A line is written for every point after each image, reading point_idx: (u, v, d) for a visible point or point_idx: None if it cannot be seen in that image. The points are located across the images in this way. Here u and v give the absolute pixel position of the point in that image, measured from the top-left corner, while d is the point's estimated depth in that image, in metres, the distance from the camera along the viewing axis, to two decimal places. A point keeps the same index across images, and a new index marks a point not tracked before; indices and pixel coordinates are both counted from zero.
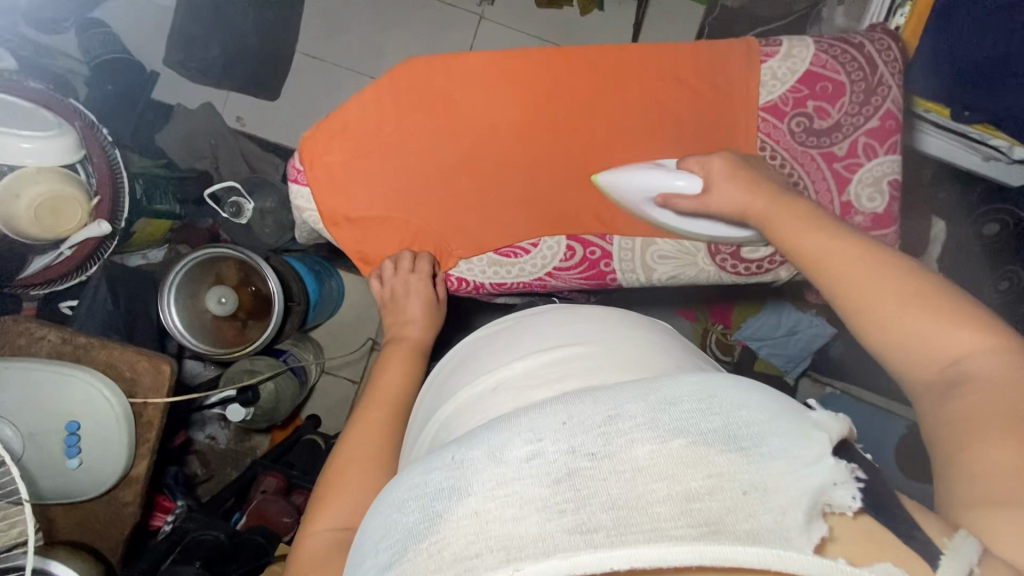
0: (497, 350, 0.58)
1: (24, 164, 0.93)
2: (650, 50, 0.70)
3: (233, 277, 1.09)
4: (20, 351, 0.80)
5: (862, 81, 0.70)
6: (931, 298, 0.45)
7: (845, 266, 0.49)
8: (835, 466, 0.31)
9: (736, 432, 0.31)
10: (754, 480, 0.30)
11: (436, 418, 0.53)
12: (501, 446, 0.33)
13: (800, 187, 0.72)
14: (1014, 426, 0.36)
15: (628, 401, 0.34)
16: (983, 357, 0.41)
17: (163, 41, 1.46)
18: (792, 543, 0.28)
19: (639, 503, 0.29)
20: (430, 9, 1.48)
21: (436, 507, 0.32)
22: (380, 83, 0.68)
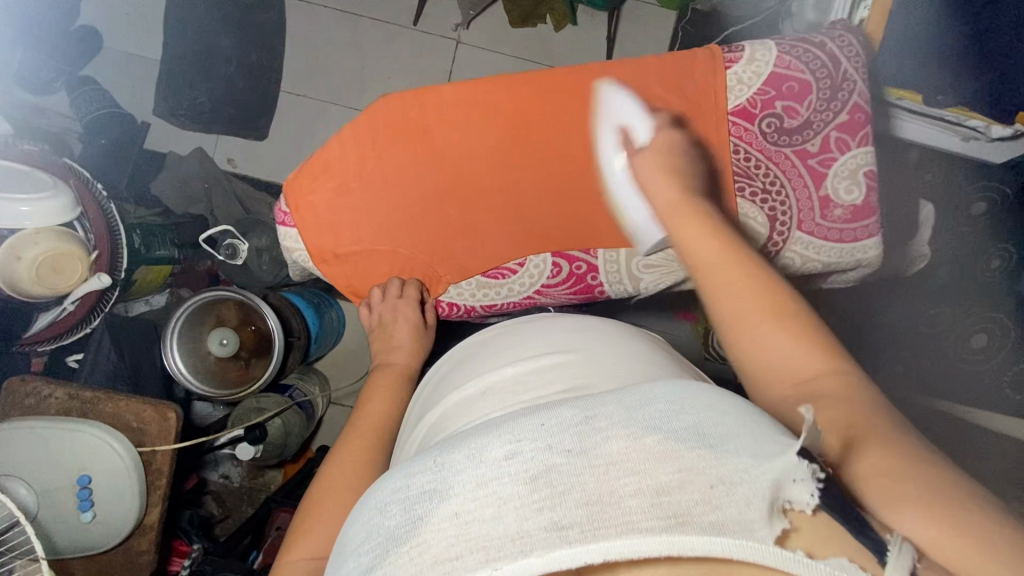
0: (484, 358, 0.62)
1: (22, 227, 0.94)
2: (616, 67, 0.72)
3: (233, 318, 1.10)
4: (29, 411, 0.81)
5: (827, 78, 0.71)
6: (794, 319, 0.50)
7: (724, 276, 0.52)
8: (797, 464, 0.35)
9: (704, 431, 0.36)
10: (722, 476, 0.34)
11: (425, 420, 0.58)
12: (481, 449, 0.38)
13: (777, 186, 0.73)
14: (864, 439, 0.42)
15: (609, 406, 0.39)
16: (827, 377, 0.47)
17: (151, 92, 1.50)
18: (755, 536, 0.32)
19: (610, 497, 0.33)
20: (408, 38, 1.52)
21: (418, 509, 0.36)
22: (358, 122, 0.71)
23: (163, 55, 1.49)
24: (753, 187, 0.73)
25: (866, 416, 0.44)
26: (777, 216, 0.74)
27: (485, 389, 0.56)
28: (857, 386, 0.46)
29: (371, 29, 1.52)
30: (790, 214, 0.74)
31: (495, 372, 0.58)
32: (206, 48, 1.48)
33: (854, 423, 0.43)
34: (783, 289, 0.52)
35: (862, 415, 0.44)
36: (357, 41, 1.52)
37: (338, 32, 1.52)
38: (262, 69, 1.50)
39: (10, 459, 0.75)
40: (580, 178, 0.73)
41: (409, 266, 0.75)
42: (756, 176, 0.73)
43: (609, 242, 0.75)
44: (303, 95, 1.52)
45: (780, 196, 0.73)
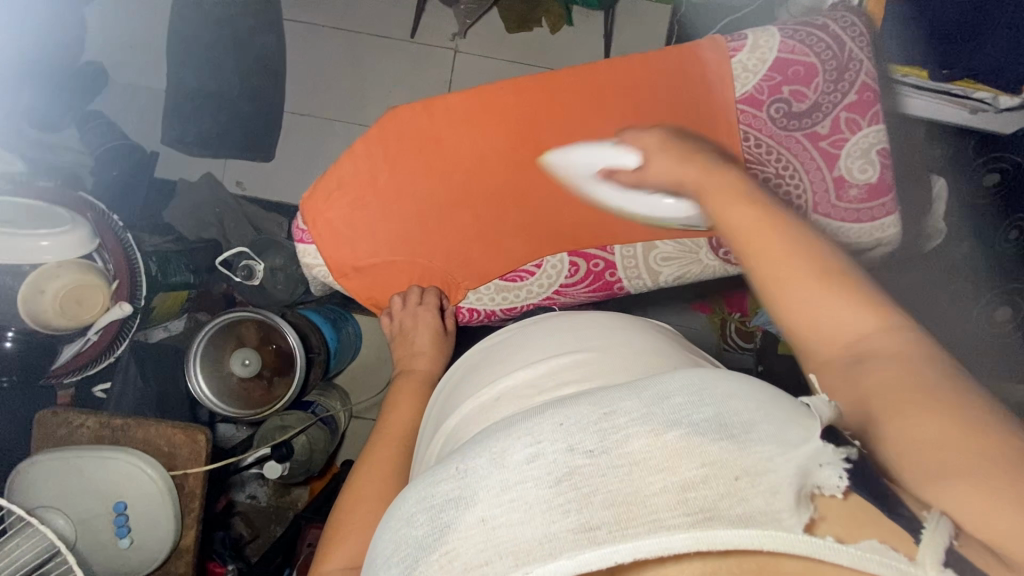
0: (501, 361, 0.63)
1: (43, 261, 0.96)
2: (620, 63, 0.72)
3: (254, 338, 1.11)
4: (62, 442, 0.82)
5: (832, 59, 0.71)
6: (840, 277, 0.46)
7: (757, 241, 0.48)
8: (821, 449, 0.36)
9: (727, 421, 0.36)
10: (746, 466, 0.34)
11: (442, 429, 0.58)
12: (504, 452, 0.38)
13: (790, 171, 0.73)
14: (926, 404, 0.38)
15: (626, 400, 0.38)
16: (884, 336, 0.44)
17: (158, 122, 1.52)
18: (784, 524, 0.32)
19: (636, 495, 0.33)
20: (407, 51, 1.53)
21: (444, 517, 0.36)
22: (369, 135, 0.71)
23: (168, 85, 1.52)
24: (766, 173, 0.73)
25: (929, 372, 0.40)
26: (793, 201, 0.74)
27: (504, 392, 0.56)
28: (918, 343, 0.43)
29: (370, 45, 1.54)
30: (805, 198, 0.73)
31: (513, 375, 0.58)
32: (209, 76, 1.50)
33: (915, 385, 0.40)
34: (817, 249, 0.48)
35: (926, 375, 0.40)
36: (357, 58, 1.54)
37: (337, 51, 1.54)
38: (265, 92, 1.52)
39: (47, 491, 0.77)
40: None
41: (428, 275, 0.76)
42: (768, 162, 0.73)
43: (626, 236, 0.74)
44: (306, 115, 1.54)
45: (793, 180, 0.73)
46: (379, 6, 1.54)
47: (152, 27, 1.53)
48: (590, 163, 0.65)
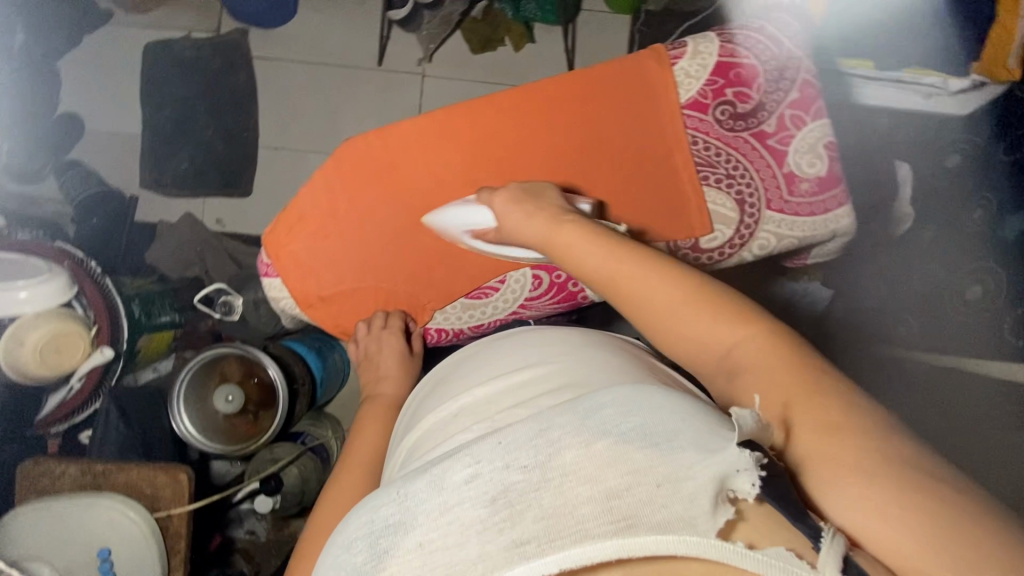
0: (462, 377, 0.64)
1: (22, 312, 0.97)
2: (566, 78, 0.74)
3: (237, 373, 1.11)
4: (45, 492, 0.82)
5: (772, 60, 0.73)
6: (703, 301, 0.51)
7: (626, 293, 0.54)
8: (738, 456, 0.37)
9: (652, 430, 0.37)
10: (668, 474, 0.35)
11: (403, 445, 0.59)
12: (442, 474, 0.38)
13: (741, 171, 0.74)
14: (802, 419, 0.43)
15: (562, 415, 0.39)
16: (744, 348, 0.49)
17: (136, 165, 1.54)
18: (700, 529, 0.34)
19: (566, 509, 0.34)
20: (375, 79, 1.56)
21: (383, 544, 0.36)
22: (325, 167, 0.73)
23: (144, 129, 1.54)
24: (717, 174, 0.75)
25: (790, 375, 0.45)
26: (745, 200, 0.75)
27: (463, 407, 0.57)
28: (778, 347, 0.47)
29: (339, 76, 1.57)
30: (757, 196, 0.75)
31: (474, 390, 0.59)
32: (184, 118, 1.54)
33: (790, 400, 0.44)
34: (675, 283, 0.53)
35: (793, 380, 0.45)
36: (327, 90, 1.57)
37: (308, 84, 1.57)
38: (239, 130, 1.55)
39: (30, 543, 0.76)
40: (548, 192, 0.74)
41: (394, 299, 0.77)
42: (717, 164, 0.74)
43: None
44: (281, 148, 1.56)
45: (744, 180, 0.74)
46: (345, 37, 1.57)
47: (124, 74, 1.56)
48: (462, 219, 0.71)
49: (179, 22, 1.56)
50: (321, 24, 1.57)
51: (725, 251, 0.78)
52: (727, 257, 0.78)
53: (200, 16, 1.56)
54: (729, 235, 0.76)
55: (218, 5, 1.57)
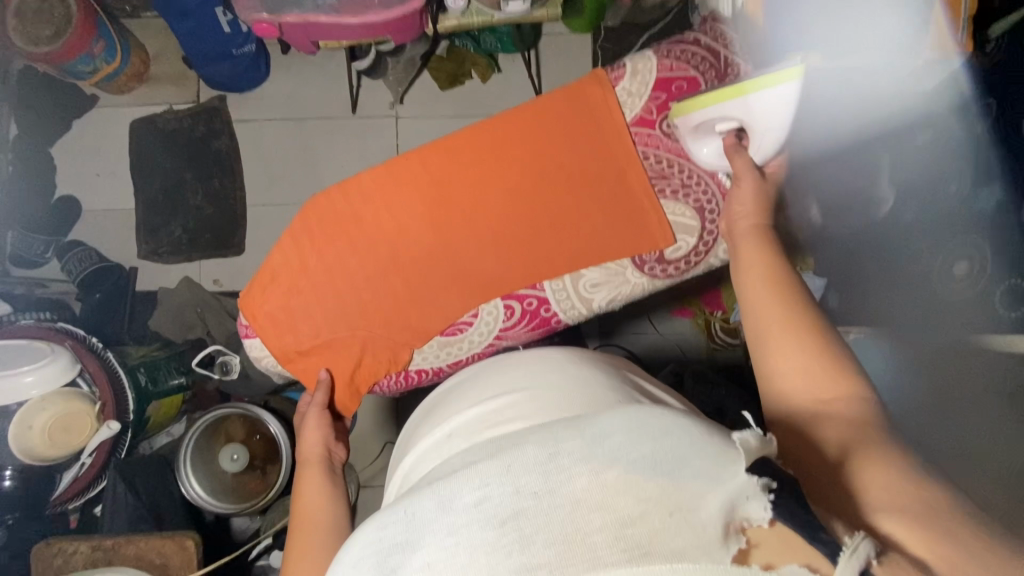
0: (454, 401, 0.66)
1: (29, 397, 1.00)
2: (514, 110, 0.77)
3: (240, 432, 1.14)
4: (59, 572, 0.84)
5: (711, 70, 0.77)
6: (818, 344, 0.58)
7: (771, 301, 0.61)
8: (746, 482, 0.39)
9: (661, 457, 0.38)
10: (679, 503, 0.37)
11: (399, 473, 0.62)
12: (450, 496, 0.39)
13: (696, 177, 0.76)
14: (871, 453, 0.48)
15: (572, 439, 0.39)
16: (843, 399, 0.54)
17: (132, 238, 1.59)
18: (710, 556, 0.35)
19: (578, 537, 0.35)
20: (351, 125, 1.61)
21: (392, 562, 0.38)
22: (292, 227, 0.77)
23: (136, 202, 1.60)
24: (672, 185, 0.76)
25: (872, 434, 0.50)
26: (704, 207, 0.76)
27: (454, 429, 0.58)
28: (870, 411, 0.53)
29: (318, 128, 1.62)
30: (716, 201, 0.76)
31: (474, 405, 0.59)
32: (174, 187, 1.60)
33: (860, 442, 0.49)
34: (815, 317, 0.60)
35: (870, 434, 0.50)
36: (308, 142, 1.62)
37: (287, 139, 1.62)
38: (226, 191, 1.60)
39: None
40: (510, 222, 0.76)
41: (367, 346, 0.78)
42: (670, 176, 0.76)
43: (552, 273, 0.77)
44: (269, 203, 1.61)
45: (701, 188, 0.76)
46: (318, 91, 1.63)
47: (113, 153, 1.62)
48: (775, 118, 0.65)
49: (161, 97, 1.63)
50: (295, 81, 1.63)
51: (691, 260, 0.78)
52: (692, 266, 0.79)
53: (179, 88, 1.63)
54: (693, 243, 0.77)
55: (195, 76, 1.64)
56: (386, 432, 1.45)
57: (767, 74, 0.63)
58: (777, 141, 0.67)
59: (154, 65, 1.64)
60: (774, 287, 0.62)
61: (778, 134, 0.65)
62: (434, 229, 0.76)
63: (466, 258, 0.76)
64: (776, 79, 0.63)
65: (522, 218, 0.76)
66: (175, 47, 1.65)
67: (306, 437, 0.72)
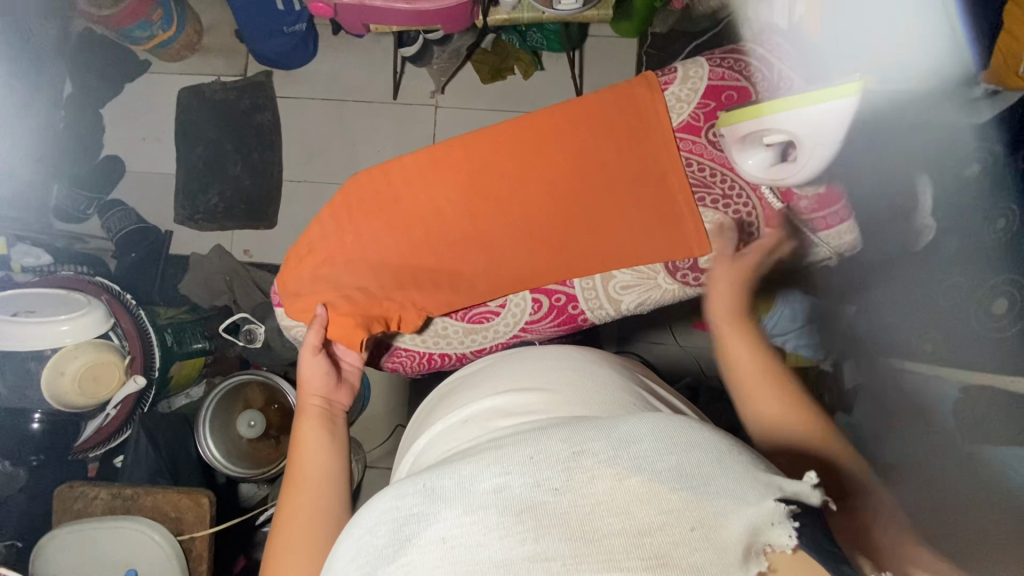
0: (473, 387, 0.66)
1: (63, 344, 1.03)
2: (560, 107, 0.77)
3: (259, 399, 1.17)
4: (78, 515, 0.88)
5: (764, 81, 0.76)
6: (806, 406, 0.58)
7: (758, 360, 0.61)
8: (772, 510, 0.38)
9: (687, 471, 0.38)
10: (702, 518, 0.36)
11: (412, 451, 0.62)
12: (472, 477, 0.39)
13: (739, 189, 0.76)
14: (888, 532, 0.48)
15: (597, 442, 0.40)
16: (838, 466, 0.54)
17: (170, 202, 1.64)
18: (730, 574, 0.35)
19: (594, 535, 0.35)
20: (391, 110, 1.63)
21: (405, 531, 0.38)
22: (333, 204, 0.78)
23: (178, 168, 1.64)
24: (712, 195, 0.76)
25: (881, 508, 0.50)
26: (743, 219, 0.76)
27: (473, 414, 0.58)
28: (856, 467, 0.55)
29: (358, 110, 1.64)
30: (755, 215, 0.76)
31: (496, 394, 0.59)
32: (214, 156, 1.63)
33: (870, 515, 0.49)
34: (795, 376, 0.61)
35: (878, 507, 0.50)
36: (347, 123, 1.64)
37: (328, 119, 1.65)
38: (264, 165, 1.63)
39: (68, 562, 0.83)
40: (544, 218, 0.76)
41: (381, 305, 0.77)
42: (713, 185, 0.76)
43: (584, 272, 0.78)
44: (304, 180, 1.64)
45: (741, 200, 0.76)
46: (362, 74, 1.65)
47: (161, 118, 1.67)
48: (821, 132, 0.64)
49: (210, 68, 1.67)
50: (340, 62, 1.65)
51: None
52: None
53: (229, 61, 1.67)
54: None
55: (245, 50, 1.67)
56: (397, 415, 1.46)
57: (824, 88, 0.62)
58: (825, 156, 0.66)
59: (206, 36, 1.67)
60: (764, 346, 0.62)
61: (826, 150, 0.65)
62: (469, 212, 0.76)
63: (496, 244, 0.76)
64: (832, 94, 0.61)
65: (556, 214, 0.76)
66: (228, 20, 1.68)
67: (311, 379, 0.68)
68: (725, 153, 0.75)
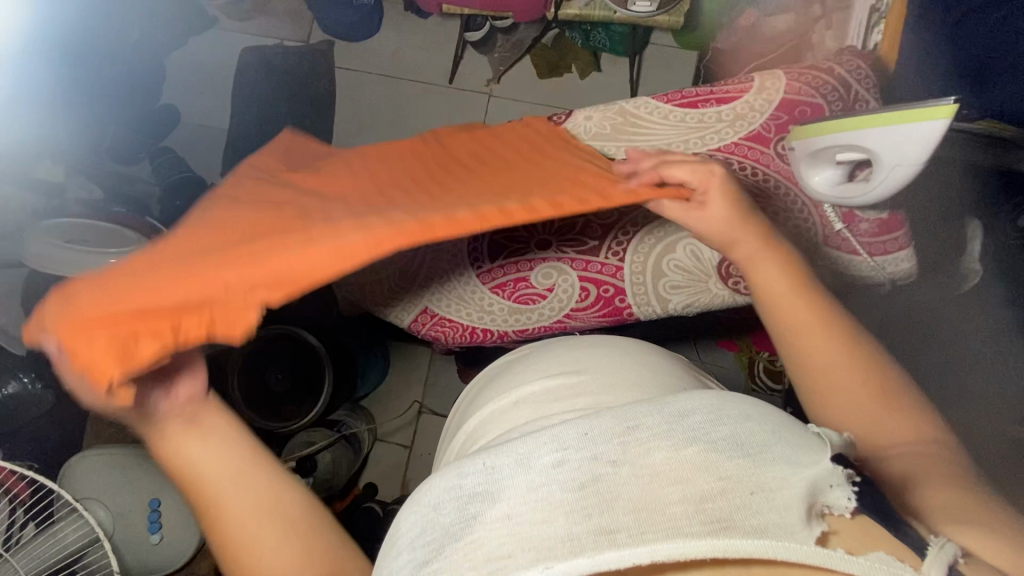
0: (516, 370, 0.64)
1: None
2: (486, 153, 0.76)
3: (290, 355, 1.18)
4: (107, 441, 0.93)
5: (838, 101, 0.78)
6: (873, 371, 0.55)
7: (797, 303, 0.59)
8: (831, 471, 0.37)
9: (743, 439, 0.37)
10: (762, 483, 0.35)
11: (462, 430, 0.61)
12: (529, 453, 0.39)
13: (802, 206, 0.78)
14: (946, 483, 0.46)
15: (650, 419, 0.39)
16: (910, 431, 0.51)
17: (219, 157, 1.66)
18: (795, 536, 0.34)
19: (656, 505, 0.35)
20: (445, 93, 1.66)
21: (470, 509, 0.38)
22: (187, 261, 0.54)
23: (230, 124, 1.67)
24: (772, 207, 0.78)
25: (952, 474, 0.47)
26: (802, 233, 0.78)
27: (521, 396, 0.56)
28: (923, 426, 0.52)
29: (413, 89, 1.67)
30: (815, 231, 0.78)
31: (540, 377, 0.58)
32: (267, 116, 1.66)
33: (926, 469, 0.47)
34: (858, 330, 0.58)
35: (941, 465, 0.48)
36: (401, 100, 1.67)
37: (382, 94, 1.68)
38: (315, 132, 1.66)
39: (92, 484, 0.85)
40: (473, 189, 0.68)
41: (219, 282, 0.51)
42: (776, 197, 0.78)
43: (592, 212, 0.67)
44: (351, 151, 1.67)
45: (801, 215, 0.78)
46: (421, 56, 1.68)
47: (220, 75, 1.70)
48: (902, 151, 0.65)
49: (275, 31, 1.71)
50: (401, 41, 1.68)
51: None
52: None
53: (294, 26, 1.71)
54: None
55: (310, 18, 1.71)
56: (414, 392, 1.47)
57: (922, 106, 0.62)
58: (900, 178, 0.67)
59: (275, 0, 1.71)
60: (801, 297, 0.59)
61: (904, 172, 0.66)
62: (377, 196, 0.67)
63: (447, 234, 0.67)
64: (930, 114, 0.62)
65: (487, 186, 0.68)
66: None
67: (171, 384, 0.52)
68: (790, 166, 0.76)
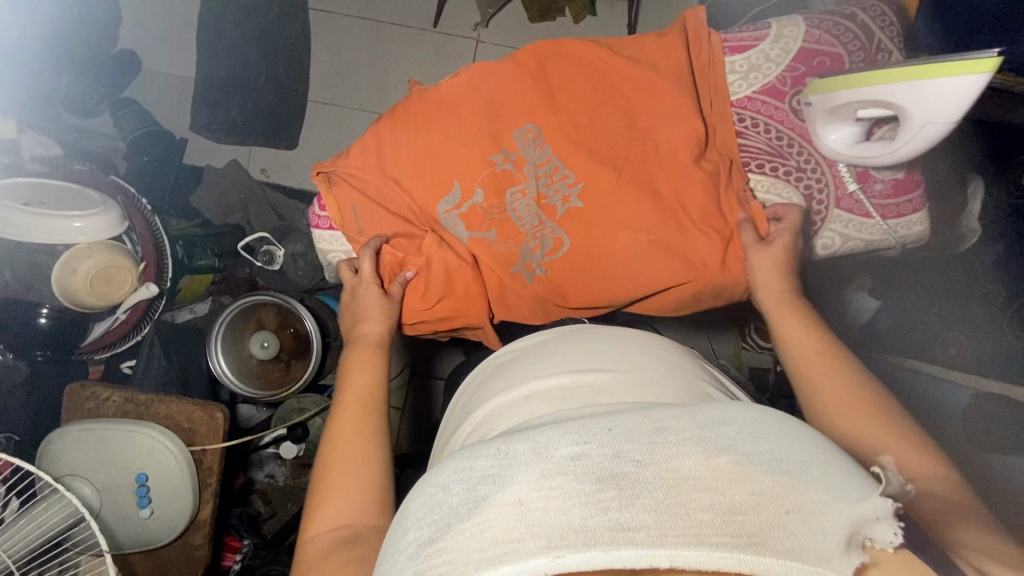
0: (531, 360, 0.58)
1: (75, 241, 0.98)
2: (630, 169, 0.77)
3: (273, 322, 1.13)
4: (88, 414, 0.88)
5: (860, 51, 0.76)
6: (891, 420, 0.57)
7: (807, 346, 0.65)
8: (876, 503, 0.33)
9: (783, 457, 0.34)
10: (799, 502, 0.32)
11: (467, 422, 0.55)
12: (546, 444, 0.36)
13: (814, 162, 0.78)
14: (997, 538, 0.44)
15: (683, 421, 0.36)
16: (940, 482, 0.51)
17: (187, 107, 1.55)
18: (832, 565, 0.30)
19: (682, 508, 0.31)
20: (430, 38, 1.54)
21: (480, 491, 0.34)
22: (393, 133, 0.80)
23: (196, 71, 1.54)
24: (786, 166, 0.79)
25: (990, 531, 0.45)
26: (814, 195, 0.79)
27: (536, 390, 0.51)
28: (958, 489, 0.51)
29: (395, 34, 1.55)
30: (827, 193, 0.79)
31: (557, 372, 0.53)
32: (236, 60, 1.53)
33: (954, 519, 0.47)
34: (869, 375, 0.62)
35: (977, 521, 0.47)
36: (381, 46, 1.55)
37: (362, 40, 1.56)
38: (291, 81, 1.54)
39: (72, 460, 0.82)
40: (617, 127, 0.77)
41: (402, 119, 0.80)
42: (790, 156, 0.78)
43: (647, 83, 0.77)
44: (331, 103, 1.56)
45: (814, 174, 0.78)
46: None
47: (184, 16, 1.56)
48: (935, 107, 0.61)
49: None
50: None
51: None
52: None
53: None
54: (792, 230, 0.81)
55: None
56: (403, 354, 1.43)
57: (960, 60, 0.58)
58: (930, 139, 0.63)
59: None
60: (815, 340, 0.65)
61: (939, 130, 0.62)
62: (532, 173, 0.78)
63: (554, 155, 0.78)
64: (972, 67, 0.57)
65: (627, 118, 0.77)
66: None
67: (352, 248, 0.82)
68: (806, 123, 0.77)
